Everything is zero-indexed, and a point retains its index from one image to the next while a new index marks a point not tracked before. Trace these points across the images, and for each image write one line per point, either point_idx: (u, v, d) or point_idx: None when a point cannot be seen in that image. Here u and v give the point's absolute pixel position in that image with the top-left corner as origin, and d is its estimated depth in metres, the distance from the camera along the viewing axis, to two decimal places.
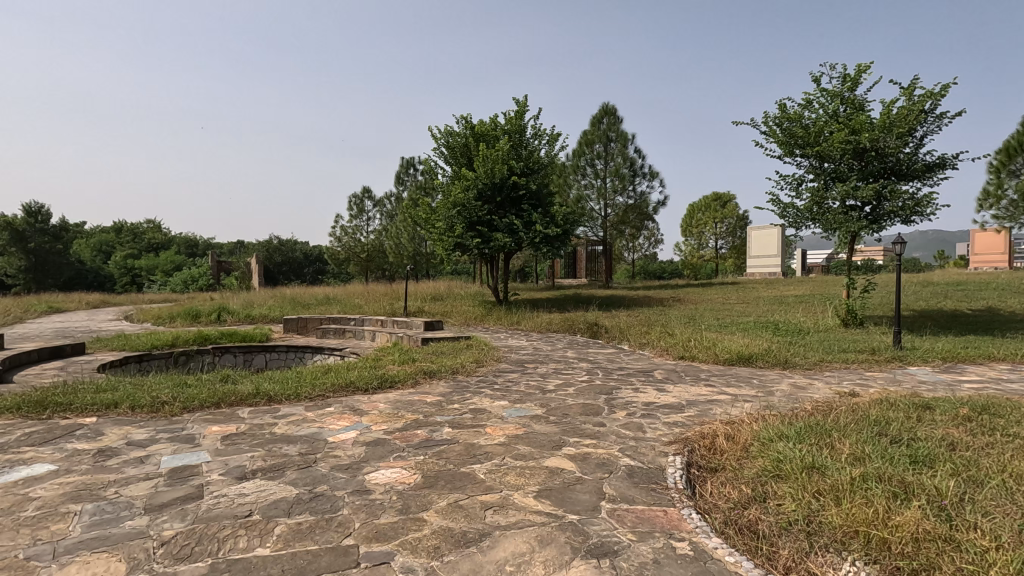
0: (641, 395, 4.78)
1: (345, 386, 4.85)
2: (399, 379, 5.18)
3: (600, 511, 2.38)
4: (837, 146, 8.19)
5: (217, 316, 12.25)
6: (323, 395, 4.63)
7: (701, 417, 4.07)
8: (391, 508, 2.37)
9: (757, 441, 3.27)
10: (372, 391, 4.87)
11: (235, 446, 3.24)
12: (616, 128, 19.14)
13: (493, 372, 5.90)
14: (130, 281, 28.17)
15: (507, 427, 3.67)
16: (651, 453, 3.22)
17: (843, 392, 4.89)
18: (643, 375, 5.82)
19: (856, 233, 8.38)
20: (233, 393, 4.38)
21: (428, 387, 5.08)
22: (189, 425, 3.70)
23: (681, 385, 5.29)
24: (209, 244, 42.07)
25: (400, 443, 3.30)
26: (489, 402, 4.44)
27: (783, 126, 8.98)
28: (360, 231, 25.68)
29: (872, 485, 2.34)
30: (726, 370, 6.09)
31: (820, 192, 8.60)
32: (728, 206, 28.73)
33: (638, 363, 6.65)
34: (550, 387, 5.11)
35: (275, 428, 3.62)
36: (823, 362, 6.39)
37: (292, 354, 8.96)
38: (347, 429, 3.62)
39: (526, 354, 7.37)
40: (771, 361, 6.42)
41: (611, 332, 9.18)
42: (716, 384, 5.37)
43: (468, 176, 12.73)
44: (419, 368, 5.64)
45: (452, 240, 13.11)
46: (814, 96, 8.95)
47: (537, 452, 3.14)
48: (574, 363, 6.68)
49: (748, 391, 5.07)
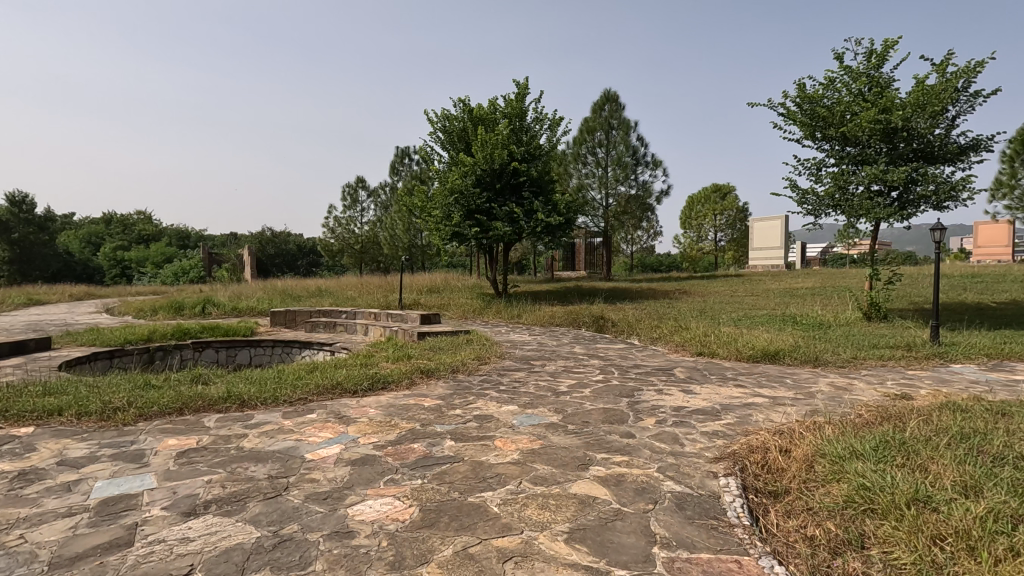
0: (668, 398, 4.21)
1: (331, 388, 4.27)
2: (392, 379, 4.59)
3: (654, 562, 1.82)
4: (864, 126, 7.62)
5: (202, 309, 11.63)
6: (304, 398, 4.04)
7: (743, 425, 3.52)
8: (379, 561, 1.79)
9: (826, 458, 2.72)
10: (361, 393, 4.28)
11: (190, 465, 2.66)
12: (618, 115, 18.55)
13: (497, 371, 5.33)
14: (120, 274, 27.34)
15: (520, 439, 3.10)
16: (698, 474, 2.65)
17: (893, 394, 4.34)
18: (662, 375, 5.27)
19: (883, 221, 7.84)
20: (200, 397, 3.79)
21: (426, 389, 4.49)
22: (142, 437, 3.11)
23: (709, 386, 4.73)
24: (201, 237, 41.26)
25: (392, 462, 2.72)
26: (495, 407, 3.87)
27: (803, 107, 8.43)
28: (354, 222, 25.01)
29: (1014, 532, 1.80)
30: (753, 369, 5.56)
31: (843, 176, 8.04)
32: (728, 198, 28.25)
33: (654, 360, 6.09)
34: (563, 388, 4.54)
35: (243, 442, 3.03)
36: (858, 359, 5.85)
37: (279, 350, 8.40)
38: (329, 443, 3.04)
39: (531, 350, 6.80)
40: (800, 358, 5.87)
41: (619, 326, 8.65)
42: (747, 385, 4.81)
43: (467, 161, 12.13)
44: (415, 367, 5.05)
45: (449, 229, 12.52)
46: (836, 74, 8.36)
47: (559, 475, 2.57)
48: (585, 360, 6.11)
49: (785, 392, 4.51)
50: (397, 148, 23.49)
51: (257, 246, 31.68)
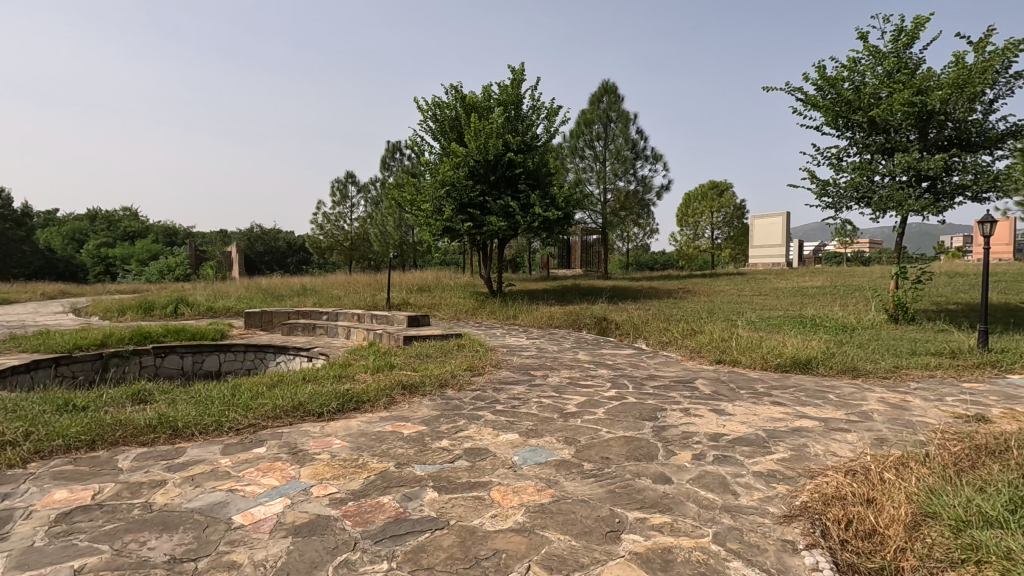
0: (699, 422, 3.49)
1: (292, 408, 3.52)
2: (367, 398, 3.84)
3: None
4: (894, 109, 6.93)
5: (174, 309, 10.80)
6: (255, 425, 3.28)
7: (803, 462, 2.80)
8: None
9: (942, 522, 2.03)
10: (327, 416, 3.53)
11: (67, 539, 1.90)
12: (617, 107, 17.87)
13: (493, 385, 4.58)
14: (103, 271, 26.01)
15: (523, 489, 2.36)
16: (773, 548, 1.93)
17: (965, 416, 3.64)
18: (683, 389, 4.56)
19: (915, 214, 7.14)
20: (121, 425, 3.03)
21: (407, 409, 3.75)
22: (24, 486, 2.35)
23: (743, 405, 4.01)
24: (189, 234, 40.09)
25: (350, 531, 1.98)
26: (491, 437, 3.13)
27: (825, 91, 7.77)
28: (343, 218, 24.17)
29: None
30: (786, 381, 4.86)
31: (868, 166, 7.38)
32: (726, 195, 26.83)
33: (671, 370, 5.39)
34: (571, 408, 3.80)
35: (155, 496, 2.27)
36: (900, 370, 5.17)
37: (252, 356, 7.66)
38: (270, 496, 2.28)
39: (531, 357, 6.07)
40: (835, 367, 5.19)
41: (624, 328, 7.95)
42: (786, 402, 4.10)
43: (458, 152, 11.39)
44: (395, 381, 4.28)
45: (440, 224, 11.71)
46: (861, 55, 7.70)
47: (581, 553, 1.84)
48: (592, 370, 5.39)
49: (833, 412, 3.81)
50: (388, 143, 22.72)
51: (246, 243, 30.67)
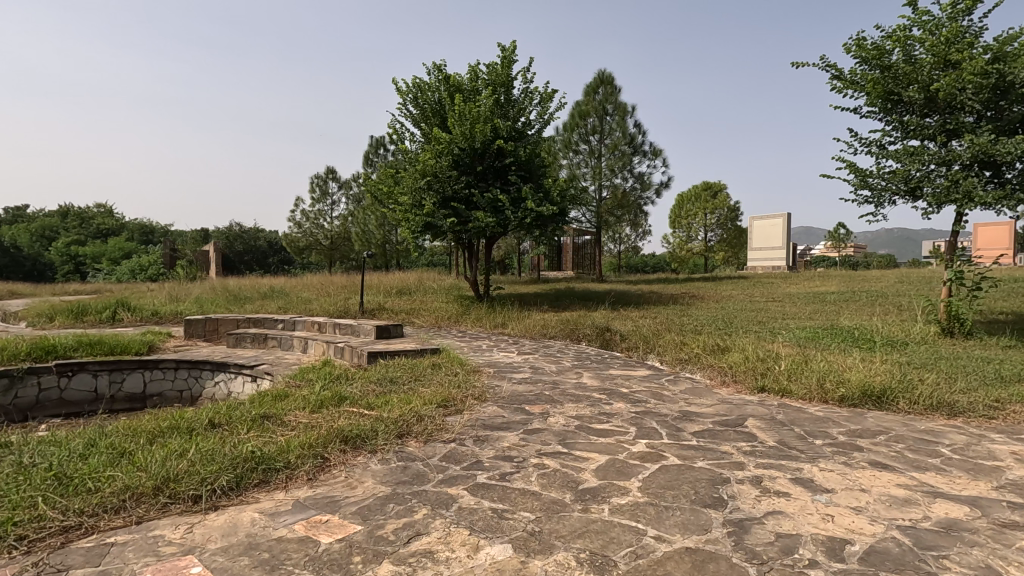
0: (792, 512, 2.23)
1: (150, 491, 2.20)
2: (280, 466, 2.53)
3: None
4: (962, 82, 5.78)
5: (111, 314, 9.37)
6: (71, 529, 1.97)
7: None
8: None
9: None
10: (205, 503, 2.22)
11: None
12: (615, 99, 16.74)
13: (474, 432, 3.28)
14: (72, 270, 24.36)
15: None
16: None
17: None
18: (738, 437, 3.31)
19: (982, 208, 6.02)
20: None
21: (342, 486, 2.45)
22: None
23: (834, 470, 2.76)
24: (166, 232, 38.27)
25: None
26: (466, 557, 1.84)
27: (872, 65, 6.59)
28: (323, 216, 22.71)
29: None
30: (867, 424, 3.63)
31: (925, 152, 6.24)
32: (721, 195, 25.47)
33: (707, 404, 4.14)
34: (590, 481, 2.52)
35: None
36: (1005, 406, 3.97)
37: (184, 374, 6.28)
38: None
39: (524, 383, 4.78)
40: (921, 403, 3.99)
41: (632, 341, 6.72)
42: (892, 464, 2.86)
43: (441, 137, 10.10)
44: (333, 431, 2.97)
45: (419, 219, 10.41)
46: (914, 21, 6.53)
47: None
48: (605, 403, 4.12)
49: (974, 485, 2.58)
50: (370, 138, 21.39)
51: (224, 242, 29.12)
